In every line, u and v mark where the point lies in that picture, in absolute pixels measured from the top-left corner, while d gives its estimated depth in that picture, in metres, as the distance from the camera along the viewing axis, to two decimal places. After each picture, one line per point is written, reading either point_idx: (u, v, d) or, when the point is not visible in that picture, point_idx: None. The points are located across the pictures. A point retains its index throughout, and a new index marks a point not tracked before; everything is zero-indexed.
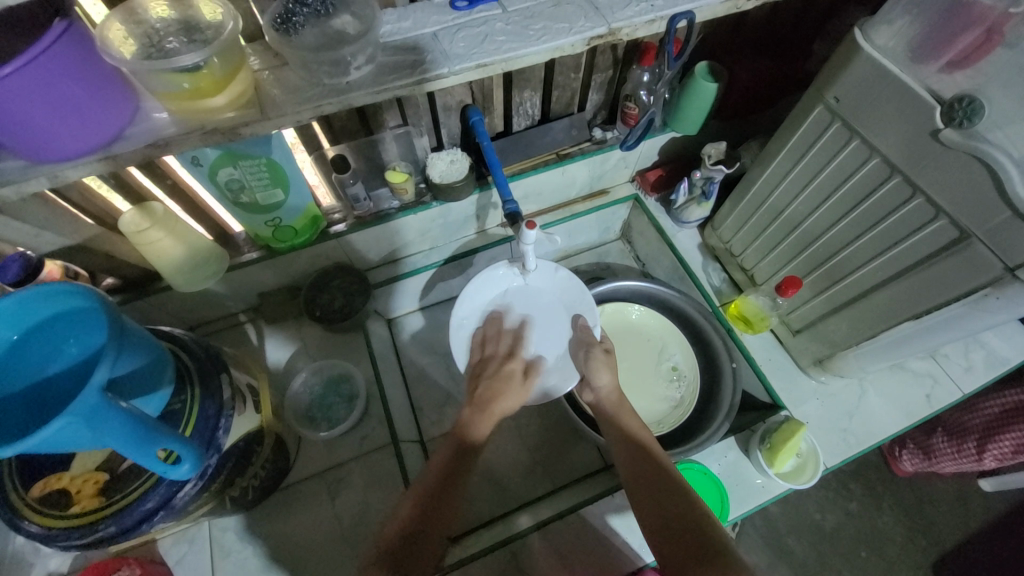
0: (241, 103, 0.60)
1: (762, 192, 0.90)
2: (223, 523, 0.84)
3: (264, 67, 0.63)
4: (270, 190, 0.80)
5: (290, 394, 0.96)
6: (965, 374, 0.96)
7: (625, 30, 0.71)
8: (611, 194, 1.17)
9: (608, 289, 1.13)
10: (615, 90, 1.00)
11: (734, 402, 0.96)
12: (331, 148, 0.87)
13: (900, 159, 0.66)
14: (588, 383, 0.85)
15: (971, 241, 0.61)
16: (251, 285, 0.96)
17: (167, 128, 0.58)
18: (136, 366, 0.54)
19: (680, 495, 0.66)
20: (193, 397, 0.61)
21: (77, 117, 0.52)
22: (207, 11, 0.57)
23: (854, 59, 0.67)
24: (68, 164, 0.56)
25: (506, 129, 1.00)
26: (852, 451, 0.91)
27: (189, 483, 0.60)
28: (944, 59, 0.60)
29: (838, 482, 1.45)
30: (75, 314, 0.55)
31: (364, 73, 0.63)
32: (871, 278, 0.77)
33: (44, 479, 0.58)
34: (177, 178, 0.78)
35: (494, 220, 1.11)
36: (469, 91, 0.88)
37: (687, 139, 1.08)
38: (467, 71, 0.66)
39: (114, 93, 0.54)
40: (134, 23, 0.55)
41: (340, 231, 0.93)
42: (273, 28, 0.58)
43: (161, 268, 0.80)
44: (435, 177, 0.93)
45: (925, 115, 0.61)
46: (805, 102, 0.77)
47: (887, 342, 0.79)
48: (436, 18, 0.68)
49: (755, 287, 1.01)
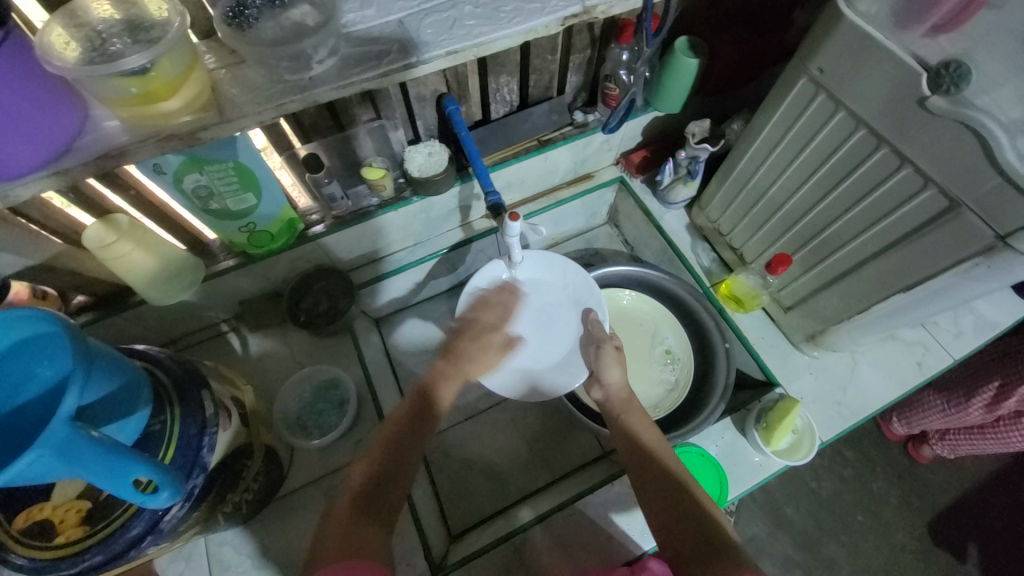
0: (197, 106, 0.57)
1: (749, 169, 0.89)
2: (220, 537, 0.82)
3: (220, 65, 0.60)
4: (240, 195, 0.77)
5: (280, 402, 0.94)
6: (954, 341, 0.97)
7: (600, 7, 0.68)
8: (596, 177, 1.15)
9: (598, 275, 1.12)
10: (594, 70, 0.97)
11: (729, 382, 0.95)
12: (303, 147, 0.83)
13: (887, 129, 0.65)
14: (596, 380, 0.85)
15: (961, 210, 0.61)
16: (231, 293, 0.93)
17: (120, 136, 0.55)
18: (106, 391, 0.52)
19: (683, 499, 0.65)
20: (173, 417, 0.59)
21: (21, 131, 0.49)
22: (154, 9, 0.53)
23: (837, 27, 0.65)
24: (16, 182, 0.53)
25: (484, 117, 0.97)
26: (848, 423, 0.91)
27: (176, 505, 0.58)
28: (928, 23, 0.58)
29: (832, 450, 1.47)
30: (37, 340, 0.53)
31: (328, 66, 0.60)
32: (862, 252, 0.76)
33: (27, 511, 0.56)
34: (142, 188, 0.74)
35: (478, 212, 1.08)
36: (443, 80, 0.84)
37: (670, 118, 1.06)
38: (438, 59, 0.63)
39: (59, 103, 0.51)
40: (75, 26, 0.51)
41: (318, 233, 0.90)
42: (226, 23, 0.55)
43: (133, 283, 0.76)
44: (413, 172, 0.90)
45: (912, 82, 0.60)
46: (789, 74, 0.75)
47: (879, 314, 0.79)
48: (401, 4, 0.65)
49: (745, 265, 1.01)
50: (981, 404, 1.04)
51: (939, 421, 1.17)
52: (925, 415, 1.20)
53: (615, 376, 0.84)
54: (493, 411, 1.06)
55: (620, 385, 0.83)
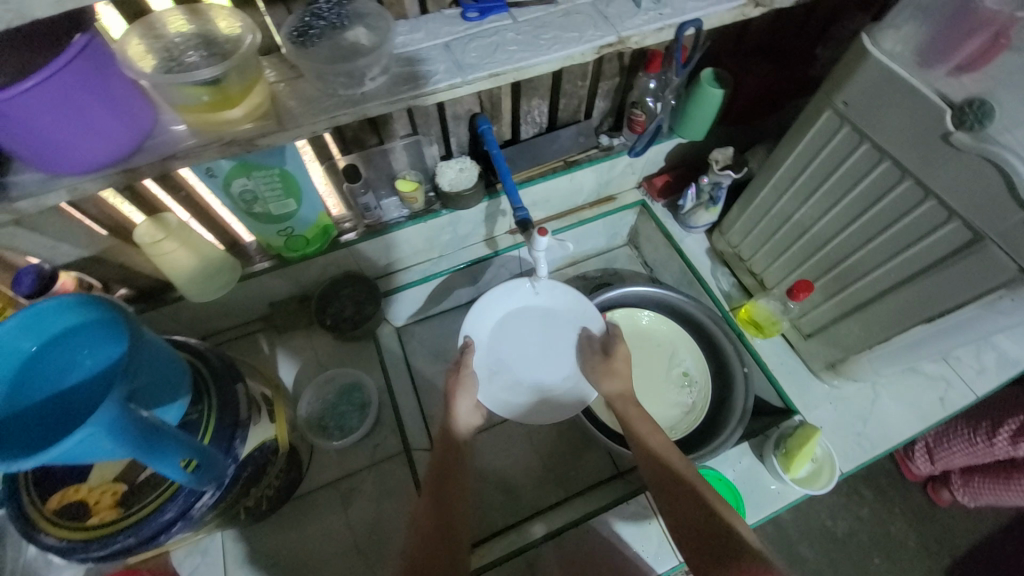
0: (258, 115, 0.61)
1: (770, 197, 0.91)
2: (236, 533, 0.83)
3: (279, 79, 0.64)
4: (283, 201, 0.81)
5: (302, 403, 0.96)
6: (977, 377, 0.96)
7: (634, 38, 0.71)
8: (618, 200, 1.18)
9: (618, 294, 1.14)
10: (621, 97, 1.01)
11: (747, 407, 0.95)
12: (342, 158, 0.87)
13: (911, 163, 0.66)
14: (608, 395, 0.86)
15: (985, 243, 0.62)
16: (263, 294, 0.96)
17: (186, 140, 0.59)
18: (154, 376, 0.54)
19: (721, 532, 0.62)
20: (210, 407, 0.62)
21: (98, 129, 0.53)
22: (225, 26, 0.57)
23: (862, 63, 0.67)
24: (87, 177, 0.57)
25: (513, 136, 1.01)
26: (868, 455, 0.90)
27: (207, 494, 0.60)
28: (952, 63, 0.61)
29: (849, 487, 1.44)
30: (91, 325, 0.56)
31: (378, 84, 0.64)
32: (883, 282, 0.77)
33: (62, 491, 0.58)
34: (191, 190, 0.79)
35: (502, 227, 1.11)
36: (478, 100, 0.88)
37: (693, 145, 1.09)
38: (480, 80, 0.67)
39: (135, 106, 0.55)
40: (153, 37, 0.56)
41: (350, 240, 0.94)
42: (290, 40, 0.60)
43: (176, 279, 0.80)
44: (444, 186, 0.94)
45: (936, 118, 0.62)
46: (813, 107, 0.77)
47: (900, 344, 0.79)
48: (447, 29, 0.69)
49: (765, 291, 1.02)
50: (1005, 438, 1.02)
51: (965, 455, 1.15)
52: (950, 448, 1.18)
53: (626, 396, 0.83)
54: (509, 424, 1.06)
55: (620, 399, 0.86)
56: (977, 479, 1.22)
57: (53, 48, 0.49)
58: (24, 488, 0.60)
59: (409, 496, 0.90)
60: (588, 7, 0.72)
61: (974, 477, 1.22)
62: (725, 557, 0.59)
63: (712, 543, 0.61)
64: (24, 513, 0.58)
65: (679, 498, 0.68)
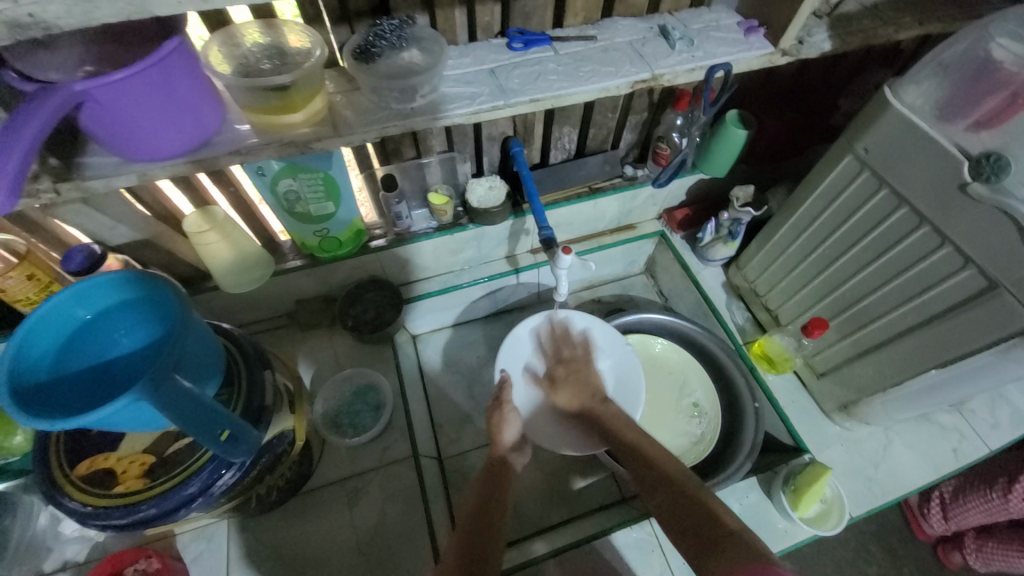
0: (316, 120, 0.66)
1: (789, 235, 0.93)
2: (242, 523, 0.84)
3: (337, 90, 0.70)
4: (323, 203, 0.85)
5: (317, 400, 0.99)
6: (993, 432, 0.95)
7: (667, 76, 0.76)
8: (638, 229, 1.21)
9: (632, 320, 1.15)
10: (647, 131, 1.06)
11: (757, 441, 0.95)
12: (381, 168, 0.92)
13: (929, 210, 0.69)
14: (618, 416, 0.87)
15: (1000, 290, 0.63)
16: (291, 291, 1.00)
17: (249, 138, 0.64)
18: (196, 350, 0.58)
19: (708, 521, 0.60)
20: (239, 390, 0.65)
21: (174, 121, 0.58)
22: (295, 40, 0.63)
23: (883, 113, 0.71)
24: (157, 164, 0.62)
25: (543, 160, 1.05)
26: (880, 501, 0.89)
27: (229, 473, 0.61)
28: (970, 119, 0.64)
29: (857, 540, 1.39)
30: (141, 300, 0.60)
31: (428, 100, 0.70)
32: (899, 324, 0.78)
33: (92, 457, 0.61)
34: (240, 187, 0.84)
35: (524, 246, 1.15)
36: (513, 124, 0.94)
37: (714, 181, 1.13)
38: (521, 104, 0.71)
39: (207, 104, 0.61)
40: (231, 46, 0.62)
41: (379, 246, 0.98)
42: (353, 56, 0.66)
43: (213, 270, 0.85)
44: (473, 202, 0.98)
45: (953, 168, 0.65)
46: (834, 152, 0.81)
47: (915, 389, 0.79)
48: (494, 56, 0.75)
49: (779, 327, 1.03)
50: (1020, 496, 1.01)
51: (980, 517, 1.13)
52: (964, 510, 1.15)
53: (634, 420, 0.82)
54: None
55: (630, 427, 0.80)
56: (991, 542, 1.18)
57: (146, 49, 0.55)
58: (53, 453, 0.62)
59: (413, 502, 0.91)
60: (625, 46, 0.78)
61: (988, 541, 1.19)
62: (711, 543, 0.58)
63: (701, 530, 0.60)
64: (51, 477, 0.60)
65: (667, 492, 0.67)
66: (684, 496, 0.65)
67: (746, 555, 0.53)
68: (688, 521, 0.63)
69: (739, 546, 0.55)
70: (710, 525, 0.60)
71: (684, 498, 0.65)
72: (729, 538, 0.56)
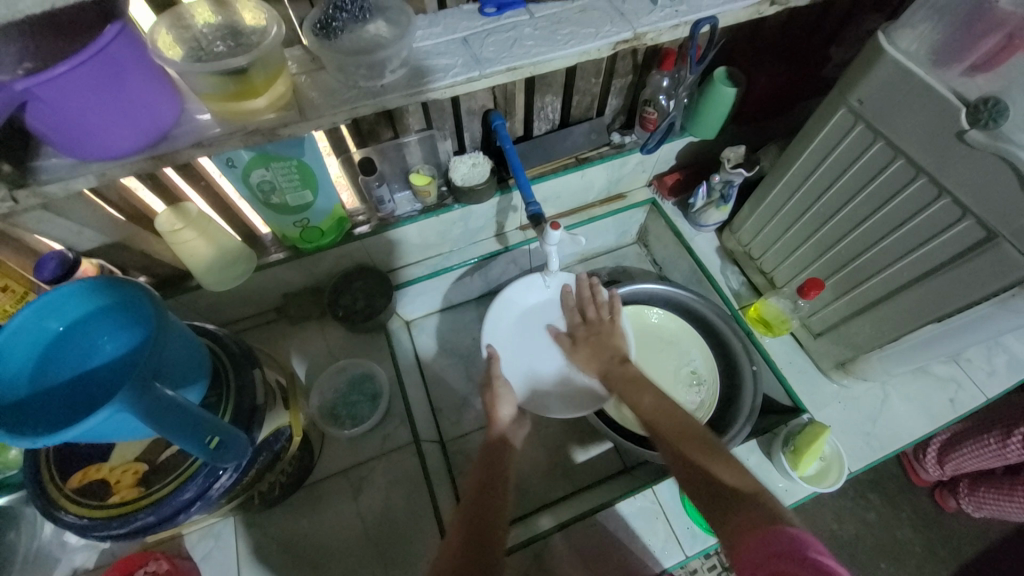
0: (280, 105, 0.63)
1: (783, 196, 0.91)
2: (248, 519, 0.85)
3: (301, 71, 0.66)
4: (300, 192, 0.82)
5: (314, 392, 0.98)
6: (989, 379, 0.96)
7: (650, 35, 0.72)
8: (629, 198, 1.19)
9: (627, 292, 1.14)
10: (633, 95, 1.02)
11: (755, 405, 0.95)
12: (358, 151, 0.88)
13: (925, 161, 0.67)
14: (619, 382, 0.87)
15: (999, 241, 0.62)
16: (278, 285, 0.98)
17: (211, 128, 0.61)
18: (178, 358, 0.56)
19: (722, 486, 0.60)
20: (228, 391, 0.64)
21: (126, 115, 0.54)
22: (250, 18, 0.59)
23: (877, 62, 0.68)
24: (116, 163, 0.59)
25: (526, 133, 1.01)
26: (877, 455, 0.90)
27: (225, 475, 0.61)
28: (967, 62, 0.62)
29: (856, 490, 1.43)
30: (114, 308, 0.58)
31: (398, 76, 0.66)
32: (895, 280, 0.77)
33: (84, 470, 0.60)
34: (211, 180, 0.80)
35: (513, 223, 1.12)
36: (492, 96, 0.89)
37: (703, 144, 1.10)
38: (497, 74, 0.68)
39: (162, 93, 0.57)
40: (181, 28, 0.57)
41: (364, 233, 0.95)
42: (313, 33, 0.61)
43: (193, 268, 0.81)
44: (457, 180, 0.95)
45: (950, 116, 0.62)
46: (827, 105, 0.78)
47: (911, 343, 0.79)
48: (466, 24, 0.71)
49: (775, 290, 1.02)
50: (1015, 444, 1.03)
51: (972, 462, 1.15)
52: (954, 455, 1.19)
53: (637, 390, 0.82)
54: None
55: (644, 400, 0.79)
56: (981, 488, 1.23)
57: (86, 36, 0.51)
58: (44, 468, 0.61)
59: (418, 487, 0.91)
60: (604, 4, 0.73)
61: (981, 487, 1.23)
62: (729, 502, 0.57)
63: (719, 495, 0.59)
64: (43, 492, 0.59)
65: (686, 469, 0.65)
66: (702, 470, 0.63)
67: (764, 520, 0.52)
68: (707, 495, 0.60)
69: (760, 514, 0.54)
70: (725, 491, 0.59)
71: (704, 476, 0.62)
72: (750, 505, 0.55)
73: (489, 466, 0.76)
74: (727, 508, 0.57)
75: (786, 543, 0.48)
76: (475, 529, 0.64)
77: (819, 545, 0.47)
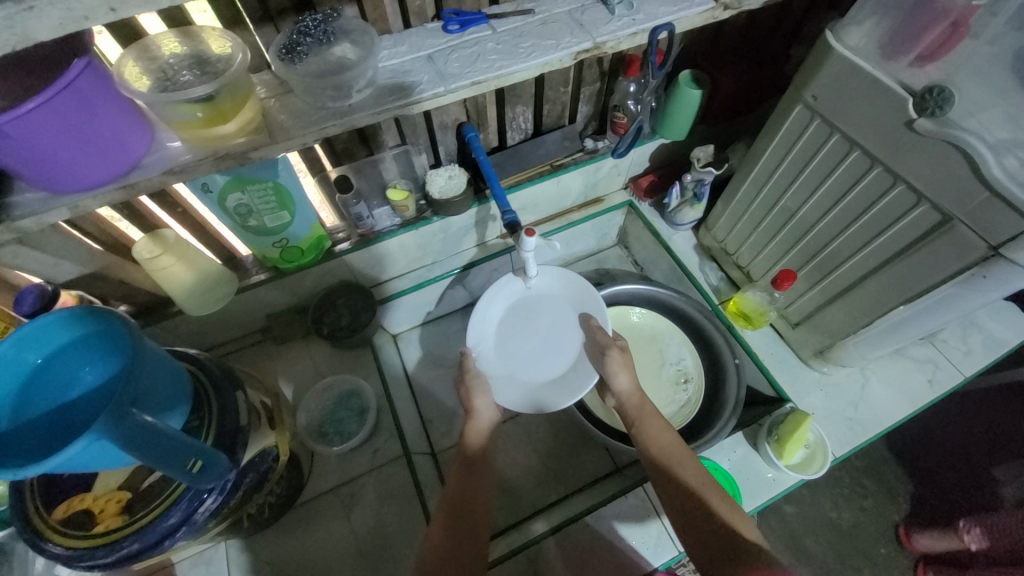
0: (250, 129, 0.64)
1: (752, 190, 0.93)
2: (239, 543, 0.84)
3: (269, 95, 0.67)
4: (277, 213, 0.82)
5: (301, 412, 0.98)
6: (965, 359, 0.98)
7: (610, 43, 0.74)
8: (606, 201, 1.21)
9: (610, 293, 1.16)
10: (603, 101, 1.04)
11: (739, 397, 0.97)
12: (334, 170, 0.90)
13: (879, 150, 0.69)
14: (609, 386, 0.85)
15: (954, 223, 0.64)
16: (260, 305, 0.98)
17: (182, 155, 0.62)
18: (156, 382, 0.56)
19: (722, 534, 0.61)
20: (210, 414, 0.64)
21: (96, 147, 0.55)
22: (216, 46, 0.60)
23: (828, 59, 0.70)
24: (89, 195, 0.59)
25: (500, 143, 1.03)
26: (861, 439, 0.91)
27: (210, 498, 0.61)
28: (914, 54, 0.64)
29: (851, 477, 1.44)
30: (90, 337, 0.58)
31: (365, 95, 0.67)
32: (862, 267, 0.79)
33: (68, 500, 0.60)
34: (188, 206, 0.81)
35: (493, 232, 1.13)
36: (464, 109, 0.91)
37: (674, 145, 1.12)
38: (463, 89, 0.69)
39: (132, 124, 0.58)
40: (148, 59, 0.59)
41: (344, 249, 0.95)
42: (279, 58, 0.63)
43: (173, 294, 0.82)
44: (434, 193, 0.96)
45: (899, 106, 0.65)
46: (785, 102, 0.80)
47: (881, 329, 0.81)
48: (430, 41, 0.73)
49: (752, 283, 1.04)
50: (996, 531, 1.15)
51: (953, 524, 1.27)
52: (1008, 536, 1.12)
53: (623, 389, 0.83)
54: (508, 427, 1.08)
55: (630, 390, 0.83)
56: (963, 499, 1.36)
57: (46, 72, 0.51)
58: (28, 501, 0.60)
59: (410, 500, 0.91)
60: (565, 17, 0.76)
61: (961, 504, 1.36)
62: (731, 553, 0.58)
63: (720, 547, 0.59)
64: (28, 524, 0.59)
65: (693, 521, 0.64)
66: (712, 519, 0.63)
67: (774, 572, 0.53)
68: (711, 547, 0.60)
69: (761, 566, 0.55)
70: (728, 541, 0.60)
71: (709, 534, 0.62)
72: (766, 564, 0.55)
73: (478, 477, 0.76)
74: (732, 563, 0.57)
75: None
76: (456, 527, 0.68)
77: None
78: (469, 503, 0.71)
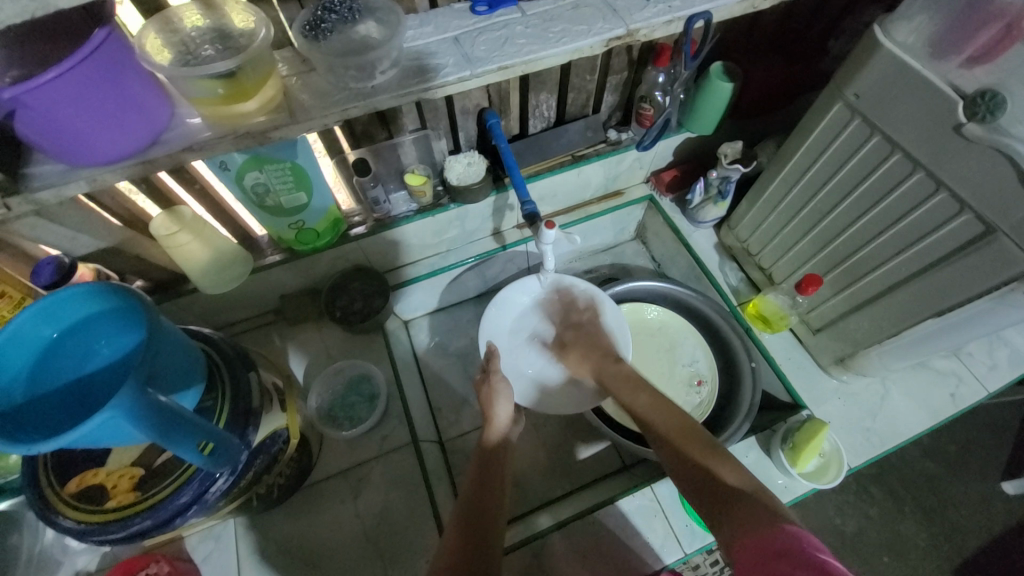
0: (271, 107, 0.63)
1: (780, 191, 0.90)
2: (248, 520, 0.85)
3: (292, 73, 0.66)
4: (294, 194, 0.81)
5: (311, 393, 0.98)
6: (989, 373, 0.95)
7: (643, 31, 0.71)
8: (627, 194, 1.18)
9: (625, 289, 1.14)
10: (629, 91, 1.01)
11: (754, 401, 0.95)
12: (352, 152, 0.88)
13: (922, 154, 0.66)
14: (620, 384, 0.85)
15: (996, 235, 0.61)
16: (275, 286, 0.98)
17: (202, 132, 0.60)
18: (171, 362, 0.56)
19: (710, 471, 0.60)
20: (223, 394, 0.64)
21: (115, 120, 0.54)
22: (239, 20, 0.58)
23: (874, 54, 0.67)
24: (107, 168, 0.58)
25: (521, 131, 1.01)
26: (877, 451, 0.89)
27: (221, 478, 0.62)
28: (965, 54, 0.60)
29: (858, 484, 1.42)
30: (108, 314, 0.58)
31: (388, 77, 0.65)
32: (895, 274, 0.76)
33: (81, 474, 0.60)
34: (205, 182, 0.79)
35: (510, 222, 1.11)
36: (487, 94, 0.89)
37: (701, 139, 1.09)
38: (488, 73, 0.67)
39: (152, 98, 0.57)
40: (169, 32, 0.57)
41: (360, 234, 0.94)
42: (302, 34, 0.61)
43: (189, 271, 0.81)
44: (452, 180, 0.94)
45: (948, 109, 0.61)
46: (824, 99, 0.77)
47: (910, 340, 0.78)
48: (457, 22, 0.70)
49: (773, 286, 1.01)
50: None
51: None
52: None
53: None
54: None
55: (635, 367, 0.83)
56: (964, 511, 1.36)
57: (60, 40, 0.49)
58: (43, 474, 0.61)
59: (417, 488, 0.91)
60: (597, 1, 0.72)
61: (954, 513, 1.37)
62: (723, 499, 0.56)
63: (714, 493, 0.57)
64: (43, 498, 0.59)
65: (703, 492, 0.58)
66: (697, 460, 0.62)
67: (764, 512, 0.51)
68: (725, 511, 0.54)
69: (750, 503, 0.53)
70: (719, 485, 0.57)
71: (723, 507, 0.54)
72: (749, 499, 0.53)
73: (484, 467, 0.73)
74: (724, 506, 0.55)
75: (792, 546, 0.45)
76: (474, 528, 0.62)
77: (818, 542, 0.45)
78: (480, 491, 0.68)
